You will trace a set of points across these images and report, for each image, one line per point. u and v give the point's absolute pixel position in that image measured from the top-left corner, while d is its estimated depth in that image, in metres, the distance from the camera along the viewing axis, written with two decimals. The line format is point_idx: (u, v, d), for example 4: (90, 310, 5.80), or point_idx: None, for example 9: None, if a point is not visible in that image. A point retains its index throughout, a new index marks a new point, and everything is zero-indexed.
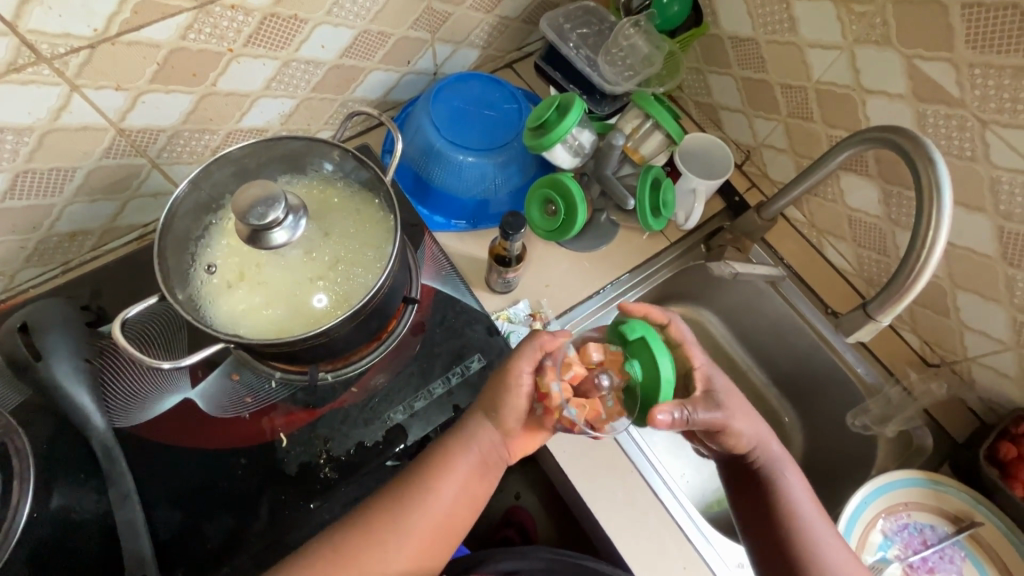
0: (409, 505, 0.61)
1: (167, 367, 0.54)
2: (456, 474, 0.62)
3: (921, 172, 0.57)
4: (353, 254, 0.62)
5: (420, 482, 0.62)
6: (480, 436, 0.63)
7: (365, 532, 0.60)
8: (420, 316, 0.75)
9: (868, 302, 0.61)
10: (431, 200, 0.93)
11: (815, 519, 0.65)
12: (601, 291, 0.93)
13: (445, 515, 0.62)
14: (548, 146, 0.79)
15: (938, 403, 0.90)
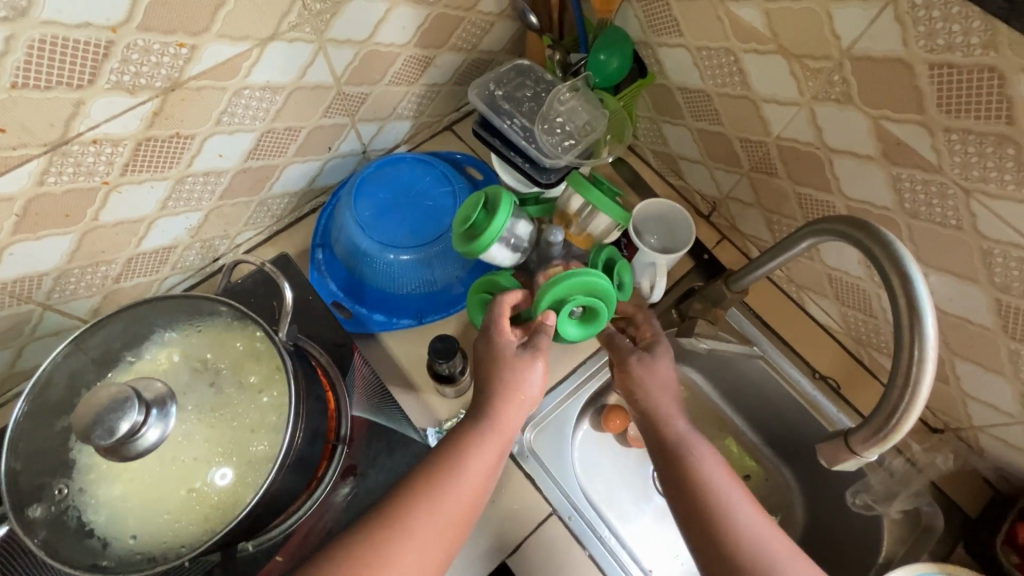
0: (434, 488, 0.57)
1: None
2: (482, 452, 0.60)
3: (896, 283, 0.50)
4: (243, 429, 0.52)
5: (442, 462, 0.59)
6: (503, 418, 0.61)
7: (392, 518, 0.55)
8: (353, 456, 0.66)
9: (850, 432, 0.54)
10: (367, 299, 0.84)
11: (722, 480, 0.62)
12: (573, 371, 0.88)
13: (470, 503, 0.59)
14: (482, 249, 0.70)
15: (946, 475, 0.81)
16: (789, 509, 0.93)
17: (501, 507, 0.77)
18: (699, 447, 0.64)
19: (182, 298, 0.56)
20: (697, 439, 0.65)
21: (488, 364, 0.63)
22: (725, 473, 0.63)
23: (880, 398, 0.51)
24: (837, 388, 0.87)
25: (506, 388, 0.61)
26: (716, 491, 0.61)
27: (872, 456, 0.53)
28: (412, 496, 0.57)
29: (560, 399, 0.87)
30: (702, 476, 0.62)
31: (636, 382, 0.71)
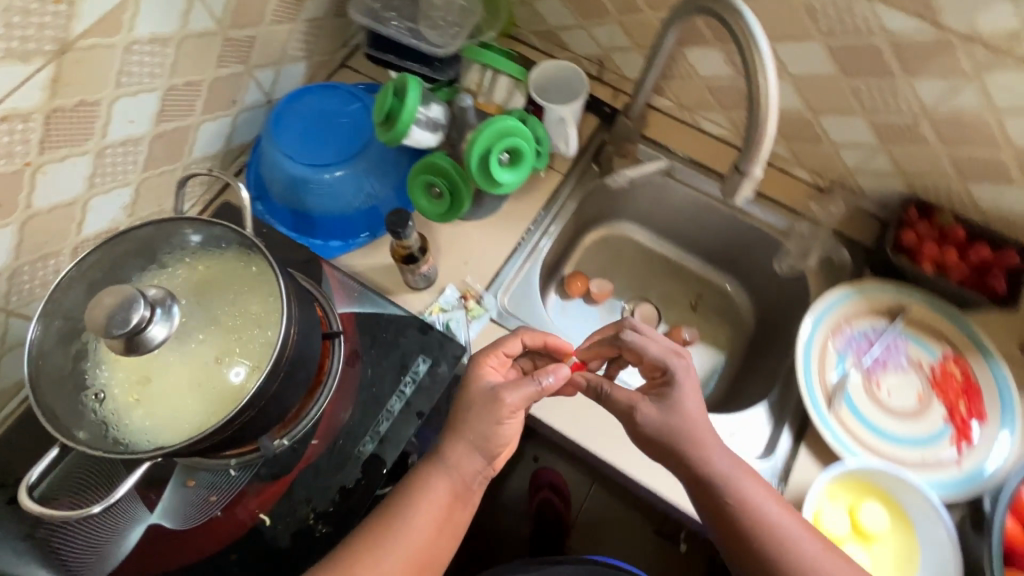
0: (381, 541, 0.60)
1: (99, 508, 0.51)
2: (433, 497, 0.62)
3: (736, 24, 0.62)
4: (242, 307, 0.58)
5: (392, 511, 0.62)
6: (456, 458, 0.63)
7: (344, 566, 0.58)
8: (351, 345, 0.73)
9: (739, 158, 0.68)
10: (319, 228, 0.89)
11: (781, 518, 0.64)
12: (520, 244, 0.95)
13: (424, 545, 0.61)
14: (404, 132, 0.75)
15: (845, 221, 0.95)
16: (735, 301, 1.14)
17: None
18: (769, 512, 0.64)
19: (145, 232, 0.60)
20: (741, 477, 0.65)
21: (466, 411, 0.65)
22: (824, 553, 0.63)
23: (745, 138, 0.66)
24: None
25: (467, 432, 0.63)
26: (776, 534, 0.63)
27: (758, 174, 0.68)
28: (364, 544, 0.60)
29: (524, 263, 0.96)
30: (760, 527, 0.63)
31: (671, 419, 0.66)
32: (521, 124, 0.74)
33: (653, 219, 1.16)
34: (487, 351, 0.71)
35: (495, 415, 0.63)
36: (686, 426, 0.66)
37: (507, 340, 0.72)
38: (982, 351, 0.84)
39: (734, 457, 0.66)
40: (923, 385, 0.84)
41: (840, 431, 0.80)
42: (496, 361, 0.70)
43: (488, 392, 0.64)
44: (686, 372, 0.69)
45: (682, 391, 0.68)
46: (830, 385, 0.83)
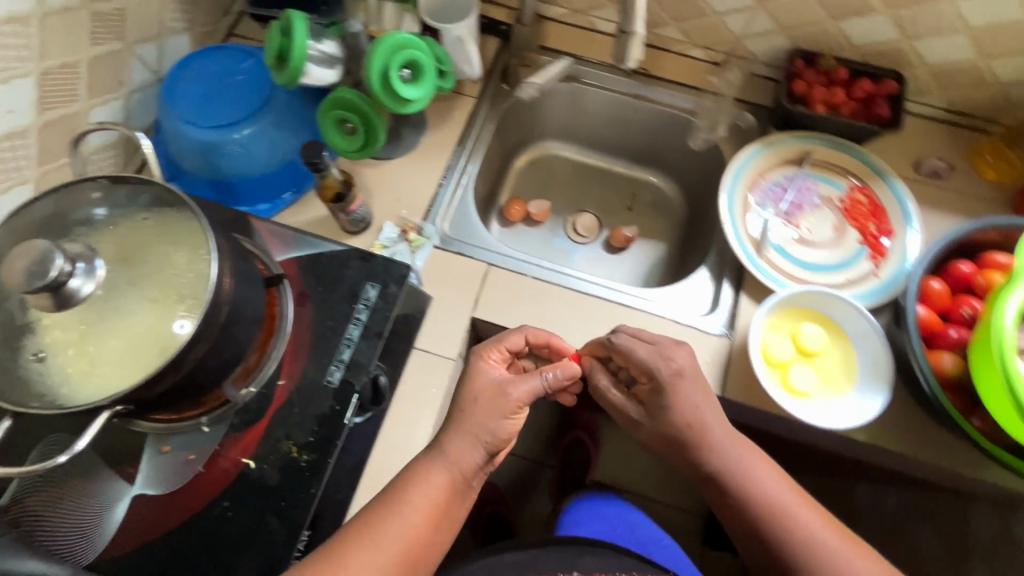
0: (375, 528, 0.62)
1: (66, 459, 0.51)
2: (431, 484, 0.65)
3: None
4: (164, 259, 0.56)
5: (386, 503, 0.64)
6: (454, 450, 0.67)
7: (338, 546, 0.61)
8: (298, 287, 0.74)
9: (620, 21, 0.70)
10: (241, 193, 0.88)
11: (790, 503, 0.67)
12: (448, 173, 0.97)
13: (417, 539, 0.63)
14: (300, 70, 0.74)
15: (743, 87, 1.01)
16: (664, 192, 1.20)
17: (451, 284, 0.88)
18: (754, 476, 0.68)
19: (52, 202, 0.59)
20: (749, 468, 0.69)
21: (467, 390, 0.71)
22: (790, 494, 0.68)
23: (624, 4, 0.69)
24: (647, 73, 1.04)
25: (466, 422, 0.68)
26: (781, 515, 0.66)
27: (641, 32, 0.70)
28: (357, 531, 0.62)
29: (456, 189, 0.97)
30: (764, 499, 0.67)
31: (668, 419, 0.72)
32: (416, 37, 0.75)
33: (574, 131, 1.19)
34: (489, 348, 0.76)
35: (500, 410, 0.69)
36: (684, 421, 0.71)
37: (509, 335, 0.77)
38: (880, 175, 0.92)
39: (747, 451, 0.70)
40: (836, 216, 0.92)
41: (771, 270, 0.87)
42: (498, 356, 0.76)
43: (495, 386, 0.71)
44: (674, 378, 0.72)
45: (675, 391, 0.72)
46: (756, 234, 0.90)
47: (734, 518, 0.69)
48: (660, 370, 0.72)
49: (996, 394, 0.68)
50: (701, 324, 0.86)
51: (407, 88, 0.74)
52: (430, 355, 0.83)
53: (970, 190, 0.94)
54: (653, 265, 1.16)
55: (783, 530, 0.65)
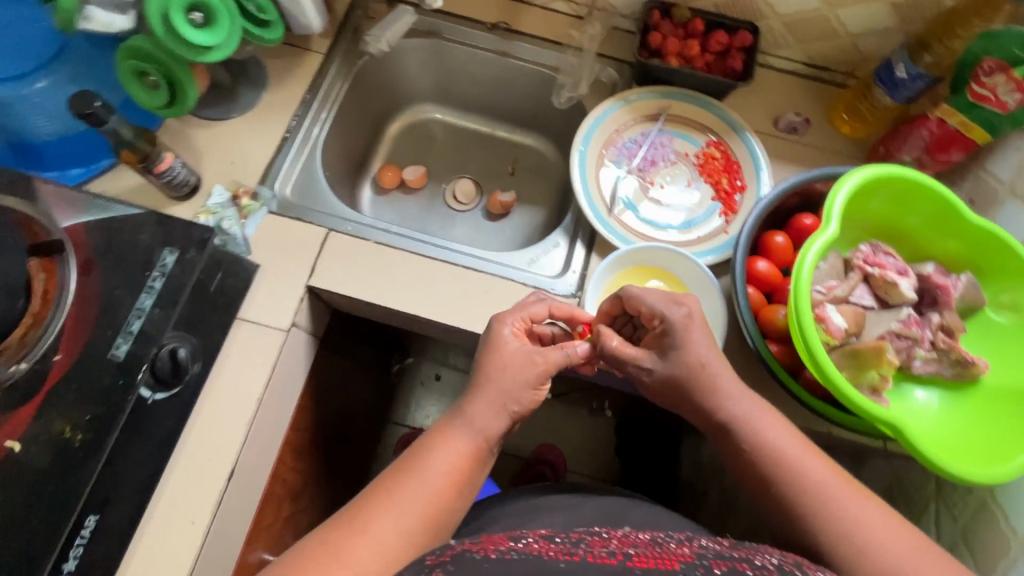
0: (399, 496, 0.58)
1: None
2: (453, 449, 0.62)
3: None
4: None
5: (409, 468, 0.61)
6: (477, 416, 0.64)
7: (356, 521, 0.56)
8: (83, 254, 0.67)
9: None
10: (48, 157, 0.81)
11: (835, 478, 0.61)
12: (291, 134, 0.91)
13: (441, 504, 0.59)
14: (74, 10, 0.66)
15: (605, 42, 0.97)
16: (545, 156, 1.17)
17: (286, 251, 0.82)
18: (783, 439, 0.63)
19: None
20: (759, 420, 0.64)
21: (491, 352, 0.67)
22: (828, 470, 0.61)
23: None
24: (509, 28, 0.99)
25: (493, 386, 0.65)
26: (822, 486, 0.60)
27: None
28: (373, 500, 0.58)
29: (300, 152, 0.91)
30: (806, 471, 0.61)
31: (679, 366, 0.66)
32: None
33: (449, 93, 1.14)
34: (511, 313, 0.70)
35: (529, 380, 0.66)
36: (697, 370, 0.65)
37: (534, 304, 0.71)
38: (736, 130, 0.90)
39: (757, 402, 0.65)
40: (691, 173, 0.90)
41: (619, 229, 0.84)
42: (520, 325, 0.70)
43: (521, 354, 0.66)
44: (683, 321, 0.66)
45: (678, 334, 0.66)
46: (608, 193, 0.87)
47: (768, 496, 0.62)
48: (670, 314, 0.66)
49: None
50: (549, 286, 0.83)
51: (195, 32, 0.68)
52: (256, 325, 0.78)
53: (823, 144, 0.93)
54: (531, 231, 1.12)
55: (831, 505, 0.59)
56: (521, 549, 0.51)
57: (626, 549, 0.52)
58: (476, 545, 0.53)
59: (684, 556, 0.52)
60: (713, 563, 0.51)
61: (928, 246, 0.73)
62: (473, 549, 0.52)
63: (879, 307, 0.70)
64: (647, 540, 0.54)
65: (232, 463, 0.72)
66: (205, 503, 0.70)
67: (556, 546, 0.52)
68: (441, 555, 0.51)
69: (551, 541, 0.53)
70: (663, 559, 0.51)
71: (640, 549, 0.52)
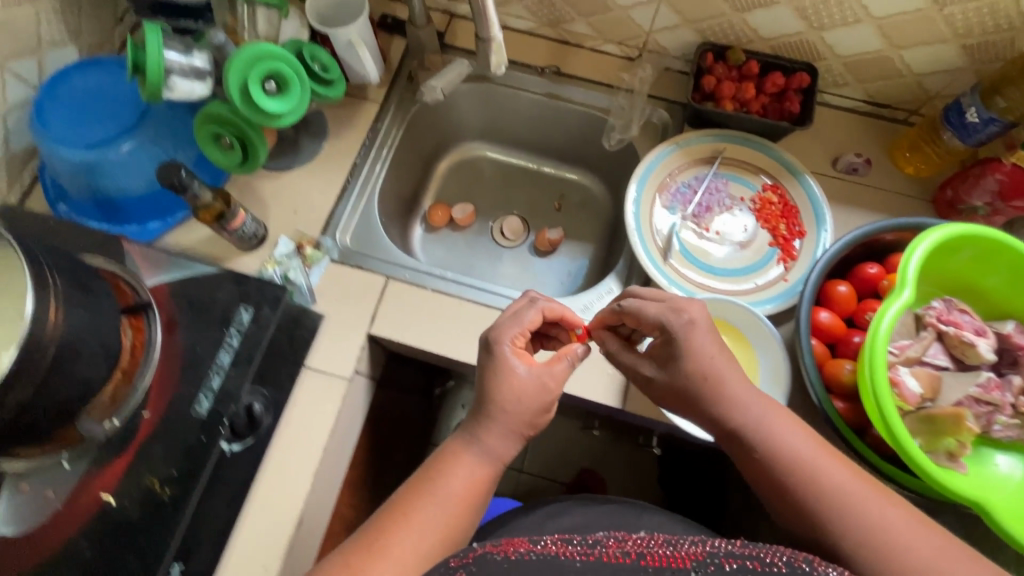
0: (414, 512, 0.60)
1: None
2: (461, 470, 0.63)
3: None
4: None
5: (418, 490, 0.62)
6: (492, 442, 0.64)
7: (382, 531, 0.59)
8: (167, 312, 0.71)
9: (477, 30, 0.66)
10: (128, 211, 0.85)
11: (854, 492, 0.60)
12: (351, 183, 0.94)
13: (459, 516, 0.61)
14: (160, 83, 0.71)
15: (657, 84, 0.97)
16: (590, 192, 1.17)
17: (347, 299, 0.85)
18: (802, 450, 0.63)
19: None
20: (771, 423, 0.65)
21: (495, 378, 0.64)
22: (853, 478, 0.61)
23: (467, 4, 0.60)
24: (559, 71, 1.00)
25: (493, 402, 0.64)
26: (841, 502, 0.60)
27: (499, 38, 0.63)
28: (392, 518, 0.60)
29: (359, 200, 0.94)
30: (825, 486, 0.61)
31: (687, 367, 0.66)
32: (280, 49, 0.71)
33: (497, 132, 1.15)
34: (509, 327, 0.68)
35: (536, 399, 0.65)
36: (703, 372, 0.65)
37: (525, 313, 0.70)
38: (793, 173, 0.89)
39: (769, 408, 0.66)
40: (748, 218, 0.89)
41: (676, 276, 0.84)
42: (520, 339, 0.68)
43: (534, 382, 0.64)
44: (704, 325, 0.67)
45: (687, 338, 0.66)
46: (663, 238, 0.87)
47: (795, 513, 0.62)
48: (676, 322, 0.66)
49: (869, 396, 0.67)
50: None
51: (268, 100, 0.70)
52: (321, 374, 0.80)
53: (884, 185, 0.91)
54: (579, 268, 1.13)
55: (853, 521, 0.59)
56: (538, 549, 0.52)
57: (639, 545, 0.51)
58: (498, 547, 0.53)
59: (696, 553, 0.50)
60: (725, 561, 0.49)
61: (1007, 303, 0.70)
62: (493, 551, 0.52)
63: (955, 367, 0.68)
64: (661, 538, 0.52)
65: (299, 513, 0.73)
66: (275, 552, 0.72)
67: (572, 546, 0.51)
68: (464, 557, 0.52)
69: (568, 540, 0.52)
70: (674, 557, 0.50)
71: (654, 548, 0.51)
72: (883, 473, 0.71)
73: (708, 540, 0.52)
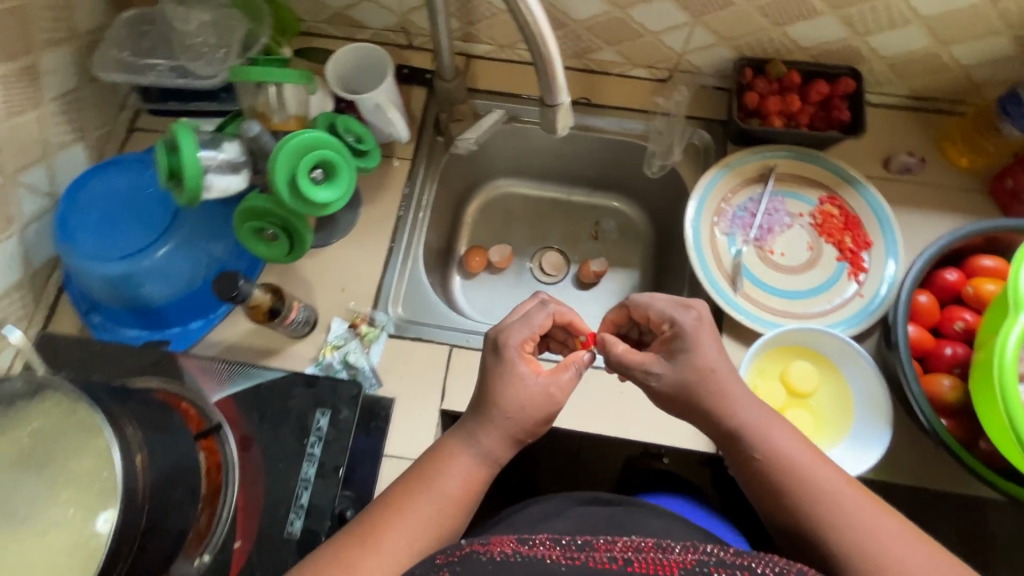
0: (410, 504, 0.56)
1: None
2: (456, 465, 0.59)
3: None
4: (64, 464, 0.49)
5: (420, 479, 0.58)
6: (491, 444, 0.60)
7: (372, 525, 0.55)
8: (239, 430, 0.67)
9: (542, 95, 0.64)
10: (169, 316, 0.79)
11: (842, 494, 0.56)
12: (395, 248, 0.89)
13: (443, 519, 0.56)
14: (200, 185, 0.66)
15: (693, 104, 0.94)
16: (627, 216, 1.12)
17: (411, 375, 0.80)
18: (798, 454, 0.59)
19: None
20: (769, 424, 0.61)
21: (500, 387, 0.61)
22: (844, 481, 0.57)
23: (538, 75, 0.61)
24: (590, 102, 0.96)
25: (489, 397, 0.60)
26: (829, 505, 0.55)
27: (568, 102, 0.64)
28: (386, 511, 0.56)
29: (404, 264, 0.89)
30: (813, 488, 0.57)
31: (685, 374, 0.62)
32: (323, 134, 0.67)
33: (523, 167, 1.11)
34: (517, 329, 0.64)
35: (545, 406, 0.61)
36: (701, 378, 0.62)
37: (536, 313, 0.66)
38: (851, 183, 0.86)
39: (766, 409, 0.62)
40: (810, 234, 0.87)
41: (750, 307, 0.81)
42: (527, 343, 0.64)
43: (540, 391, 0.61)
44: (694, 328, 0.63)
45: (688, 338, 0.63)
46: (729, 267, 0.84)
47: (780, 512, 0.58)
48: (680, 318, 0.64)
49: (992, 421, 0.65)
50: None
51: (319, 190, 0.66)
52: (403, 461, 0.75)
53: (942, 181, 0.89)
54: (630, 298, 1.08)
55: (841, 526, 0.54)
56: (524, 551, 0.47)
57: (628, 552, 0.47)
58: (485, 546, 0.48)
59: (686, 561, 0.46)
60: (715, 569, 0.46)
61: None
62: (480, 551, 0.48)
63: None
64: (653, 544, 0.48)
65: None
66: None
67: (562, 550, 0.47)
68: (451, 555, 0.48)
69: (557, 543, 0.48)
70: (662, 564, 0.46)
71: (645, 555, 0.47)
72: (1004, 492, 0.68)
73: (701, 547, 0.48)
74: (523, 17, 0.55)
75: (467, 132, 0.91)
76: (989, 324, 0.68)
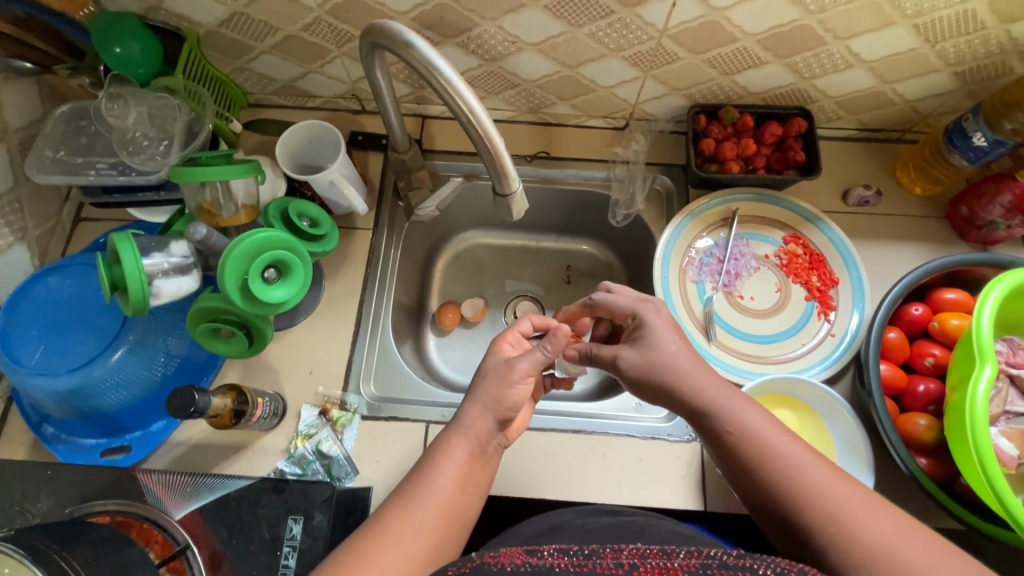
0: None
1: None
2: None
3: (408, 56, 0.58)
4: None
5: None
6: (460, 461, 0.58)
7: (359, 549, 0.51)
8: (208, 547, 0.63)
9: (494, 183, 0.65)
10: (125, 422, 0.74)
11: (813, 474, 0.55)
12: (362, 324, 0.86)
13: (450, 507, 0.55)
14: (145, 296, 0.62)
15: (651, 150, 0.94)
16: (598, 258, 1.10)
17: (387, 461, 0.77)
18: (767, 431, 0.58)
19: None
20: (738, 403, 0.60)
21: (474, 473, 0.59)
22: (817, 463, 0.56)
23: (488, 168, 0.63)
24: (549, 155, 0.95)
25: (480, 391, 0.62)
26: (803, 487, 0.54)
27: (521, 188, 0.65)
28: None
29: (373, 339, 0.86)
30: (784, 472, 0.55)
31: (652, 358, 0.63)
32: (274, 232, 0.64)
33: (490, 218, 1.08)
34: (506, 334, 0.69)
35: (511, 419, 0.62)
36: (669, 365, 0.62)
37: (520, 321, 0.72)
38: (811, 221, 0.87)
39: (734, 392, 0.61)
40: (777, 275, 0.87)
41: (726, 358, 0.81)
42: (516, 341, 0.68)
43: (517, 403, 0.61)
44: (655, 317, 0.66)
45: (652, 326, 0.65)
46: (701, 317, 0.84)
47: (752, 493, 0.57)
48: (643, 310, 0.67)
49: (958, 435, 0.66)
50: (667, 434, 0.80)
51: (274, 290, 0.64)
52: None
53: (900, 212, 0.90)
54: None
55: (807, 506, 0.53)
56: (533, 561, 0.43)
57: (635, 558, 0.43)
58: (495, 557, 0.44)
59: (689, 565, 0.41)
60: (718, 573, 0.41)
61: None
62: (490, 561, 0.43)
63: None
64: (657, 549, 0.44)
65: None
66: None
67: (569, 557, 0.43)
68: (462, 567, 0.44)
69: (566, 553, 0.44)
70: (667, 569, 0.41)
71: (649, 560, 0.43)
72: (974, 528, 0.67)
73: (703, 551, 0.44)
74: (468, 117, 0.58)
75: (428, 197, 0.91)
76: (960, 367, 0.68)
